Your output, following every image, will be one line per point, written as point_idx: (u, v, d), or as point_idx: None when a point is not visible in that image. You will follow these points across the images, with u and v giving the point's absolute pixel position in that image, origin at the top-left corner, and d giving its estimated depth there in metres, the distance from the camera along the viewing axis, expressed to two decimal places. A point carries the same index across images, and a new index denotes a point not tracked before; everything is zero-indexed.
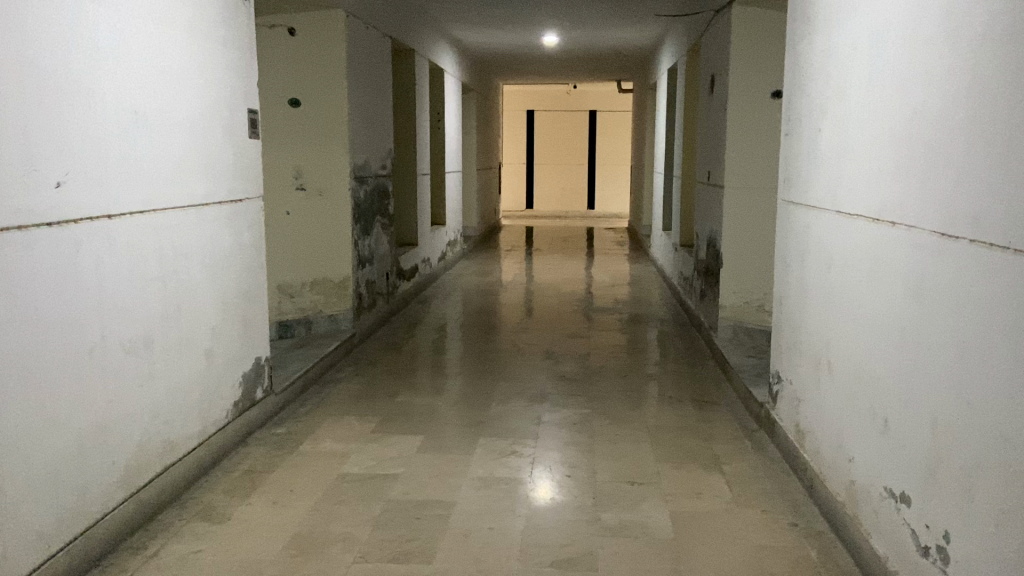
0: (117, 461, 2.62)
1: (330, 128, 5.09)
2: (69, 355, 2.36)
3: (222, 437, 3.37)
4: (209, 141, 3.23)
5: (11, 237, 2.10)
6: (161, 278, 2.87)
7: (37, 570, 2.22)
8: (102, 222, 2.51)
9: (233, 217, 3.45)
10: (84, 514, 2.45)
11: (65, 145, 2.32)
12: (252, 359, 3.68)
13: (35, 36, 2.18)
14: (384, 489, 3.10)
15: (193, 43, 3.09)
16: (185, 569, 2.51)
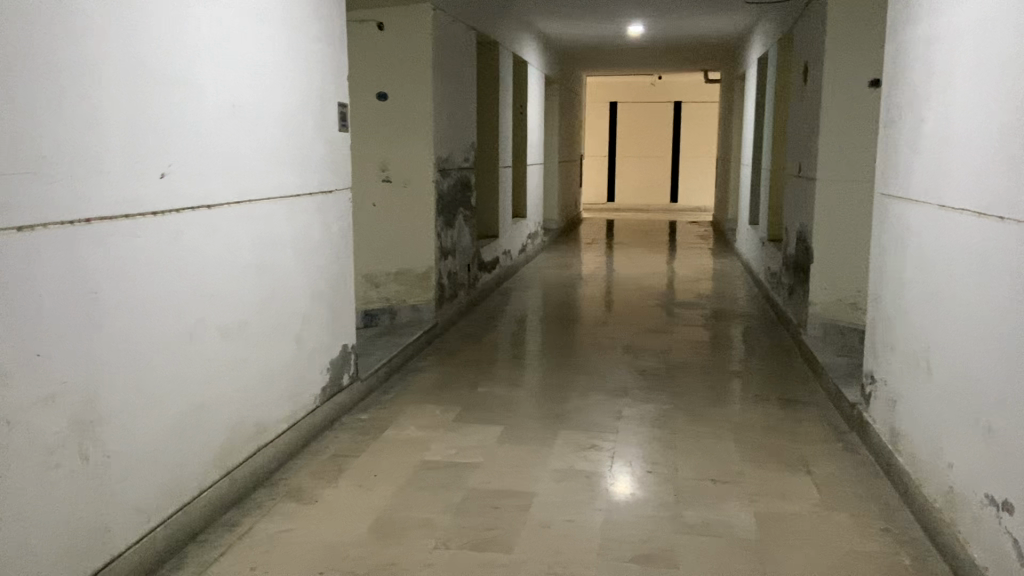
0: (213, 441, 2.73)
1: (416, 121, 5.17)
2: (170, 338, 2.47)
3: (310, 421, 3.48)
4: (303, 134, 3.33)
5: (118, 225, 2.21)
6: (256, 267, 2.98)
7: (139, 542, 2.35)
8: (202, 212, 2.62)
9: (324, 208, 3.55)
10: (183, 490, 2.57)
11: (169, 138, 2.43)
12: (339, 346, 3.78)
13: (142, 33, 2.29)
14: (465, 477, 3.14)
15: (289, 38, 3.19)
16: (275, 547, 2.61)
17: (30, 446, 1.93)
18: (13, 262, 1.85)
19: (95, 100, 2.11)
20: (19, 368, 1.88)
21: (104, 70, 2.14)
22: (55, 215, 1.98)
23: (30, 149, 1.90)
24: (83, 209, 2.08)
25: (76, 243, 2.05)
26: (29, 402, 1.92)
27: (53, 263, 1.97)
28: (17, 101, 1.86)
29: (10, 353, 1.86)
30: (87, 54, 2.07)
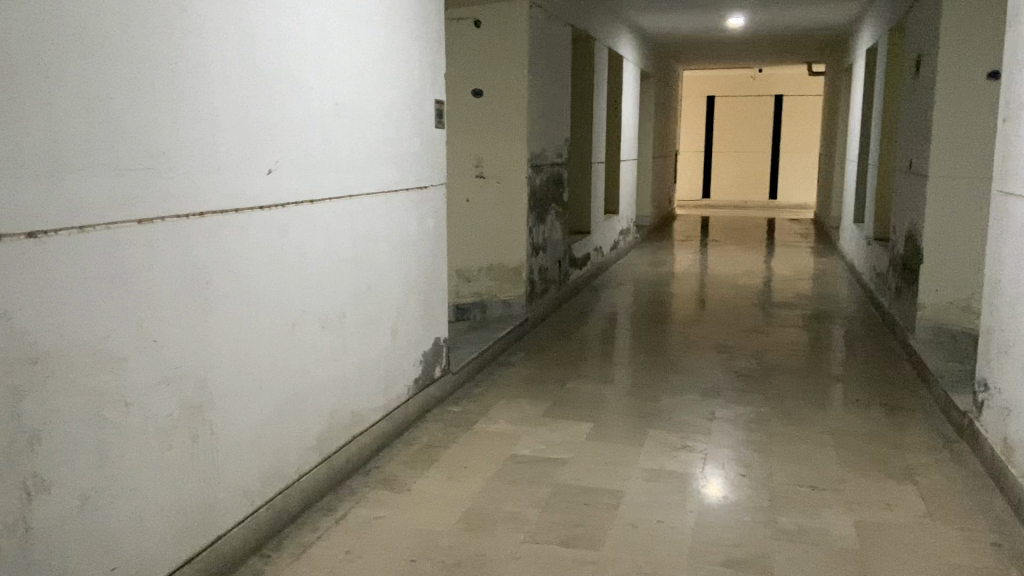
0: (311, 427, 2.83)
1: (511, 118, 5.22)
2: (274, 328, 2.58)
3: (403, 411, 3.56)
4: (401, 131, 3.40)
5: (227, 218, 2.31)
6: (354, 260, 3.06)
7: (242, 522, 2.46)
8: (306, 207, 2.71)
9: (420, 203, 3.62)
10: (283, 474, 2.68)
11: (275, 135, 2.53)
12: (432, 339, 3.85)
13: (252, 34, 2.39)
14: (554, 473, 3.15)
15: (389, 37, 3.26)
16: (368, 532, 2.68)
17: (146, 427, 2.05)
18: (132, 253, 1.96)
19: (208, 100, 2.21)
20: (137, 352, 2.00)
21: (216, 70, 2.24)
22: (172, 209, 2.09)
23: (149, 146, 2.01)
24: (196, 204, 2.18)
25: (190, 236, 2.16)
26: (145, 385, 2.04)
27: (169, 255, 2.09)
28: (138, 100, 1.97)
29: (130, 339, 1.98)
30: (201, 55, 2.18)
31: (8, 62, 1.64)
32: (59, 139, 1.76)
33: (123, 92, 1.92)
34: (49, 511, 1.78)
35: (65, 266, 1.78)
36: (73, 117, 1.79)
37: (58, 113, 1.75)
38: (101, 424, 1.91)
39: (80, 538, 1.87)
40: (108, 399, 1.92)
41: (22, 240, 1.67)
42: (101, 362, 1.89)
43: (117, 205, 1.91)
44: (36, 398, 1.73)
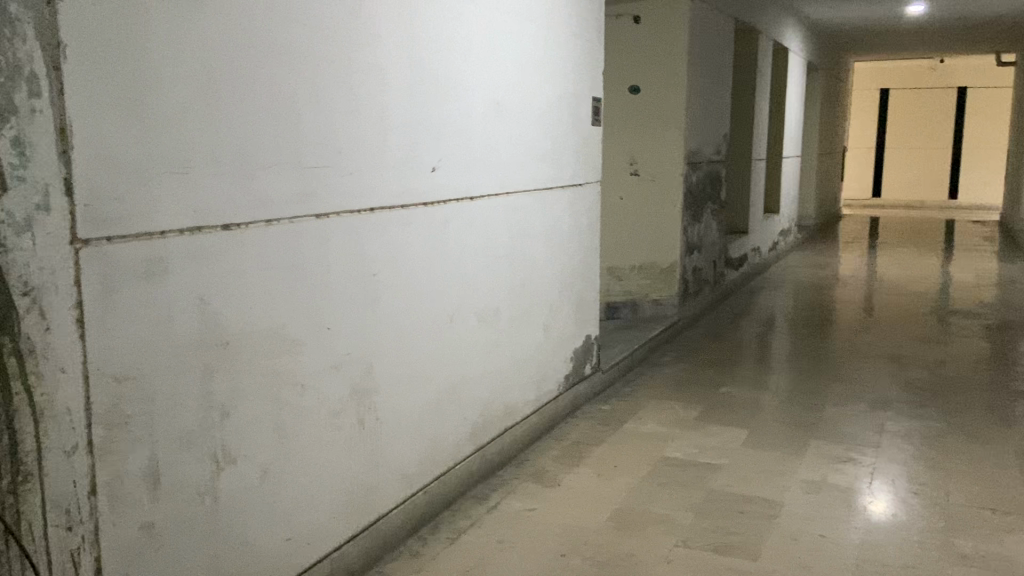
0: (467, 417, 2.91)
1: (669, 115, 5.14)
2: (434, 321, 2.67)
3: (553, 407, 3.59)
4: (559, 129, 3.43)
5: (394, 214, 2.42)
6: (510, 256, 3.12)
7: (401, 505, 2.57)
8: (466, 204, 2.79)
9: (574, 200, 3.63)
10: (440, 461, 2.78)
11: (440, 134, 2.62)
12: (583, 336, 3.85)
13: (422, 36, 2.48)
14: (708, 478, 3.07)
15: (550, 37, 3.29)
16: (519, 523, 2.73)
17: (319, 409, 2.19)
18: (309, 244, 2.10)
19: (379, 101, 2.32)
20: (312, 338, 2.13)
21: (387, 73, 2.34)
22: (345, 204, 2.21)
23: (326, 145, 2.13)
24: (367, 199, 2.30)
25: (360, 230, 2.28)
26: (318, 369, 2.17)
27: (342, 248, 2.21)
28: (318, 101, 2.09)
29: (306, 326, 2.11)
30: (374, 58, 2.28)
31: (210, 68, 1.78)
32: (250, 139, 1.90)
33: (306, 94, 2.05)
34: (234, 482, 1.93)
35: (252, 257, 1.92)
36: (263, 117, 1.93)
37: (250, 114, 1.89)
38: (280, 404, 2.05)
39: (259, 508, 2.02)
40: (286, 380, 2.06)
41: (216, 232, 1.82)
42: (282, 346, 2.04)
43: (298, 200, 2.05)
44: (225, 377, 1.88)
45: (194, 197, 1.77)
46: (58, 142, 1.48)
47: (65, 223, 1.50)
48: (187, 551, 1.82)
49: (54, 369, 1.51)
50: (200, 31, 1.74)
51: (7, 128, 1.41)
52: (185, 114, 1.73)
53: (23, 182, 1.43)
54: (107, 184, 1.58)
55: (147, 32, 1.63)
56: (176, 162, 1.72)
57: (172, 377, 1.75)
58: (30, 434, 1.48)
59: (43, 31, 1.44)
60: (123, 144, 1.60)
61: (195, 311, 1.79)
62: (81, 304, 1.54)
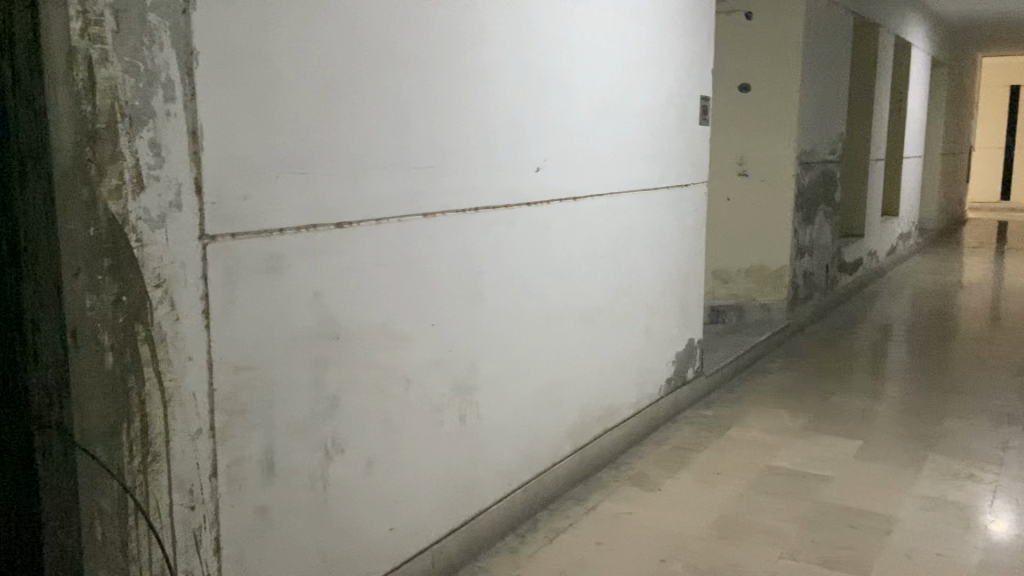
0: (566, 418, 2.91)
1: (779, 114, 5.01)
2: (535, 321, 2.68)
3: (654, 411, 3.54)
4: (665, 128, 3.37)
5: (498, 214, 2.45)
6: (612, 256, 3.10)
7: (500, 501, 2.60)
8: (569, 204, 2.79)
9: (679, 201, 3.57)
10: (539, 460, 2.79)
11: (546, 135, 2.63)
12: (686, 340, 3.79)
13: (530, 37, 2.50)
14: (816, 490, 2.96)
15: (657, 34, 3.24)
16: (618, 526, 2.71)
17: (423, 404, 2.24)
18: (416, 243, 2.15)
19: (487, 103, 2.35)
20: (417, 334, 2.19)
21: (495, 75, 2.37)
22: (452, 204, 2.26)
23: (435, 146, 2.18)
24: (473, 199, 2.33)
25: (466, 229, 2.32)
26: (423, 365, 2.22)
27: (448, 247, 2.26)
28: (429, 105, 2.14)
29: (412, 322, 2.17)
30: (481, 58, 2.31)
31: (328, 72, 1.85)
32: (364, 140, 1.96)
33: (416, 95, 2.10)
34: (343, 471, 2.01)
35: (363, 254, 1.99)
36: (376, 119, 1.99)
37: (364, 116, 1.95)
38: (387, 397, 2.11)
39: (366, 497, 2.09)
40: (393, 374, 2.12)
41: (330, 229, 1.89)
42: (388, 341, 2.09)
43: (406, 199, 2.10)
44: (337, 369, 1.95)
45: (311, 197, 1.84)
46: (189, 143, 1.57)
47: (194, 220, 1.59)
48: (298, 535, 1.91)
49: (182, 357, 1.60)
50: (319, 37, 1.81)
51: (145, 131, 1.50)
52: (304, 116, 1.80)
53: (158, 181, 1.53)
54: (232, 184, 1.67)
55: (271, 39, 1.71)
56: (294, 163, 1.79)
57: (287, 368, 1.83)
58: (160, 418, 1.58)
59: (178, 39, 1.53)
60: (246, 145, 1.69)
61: (310, 305, 1.86)
62: (207, 295, 1.63)
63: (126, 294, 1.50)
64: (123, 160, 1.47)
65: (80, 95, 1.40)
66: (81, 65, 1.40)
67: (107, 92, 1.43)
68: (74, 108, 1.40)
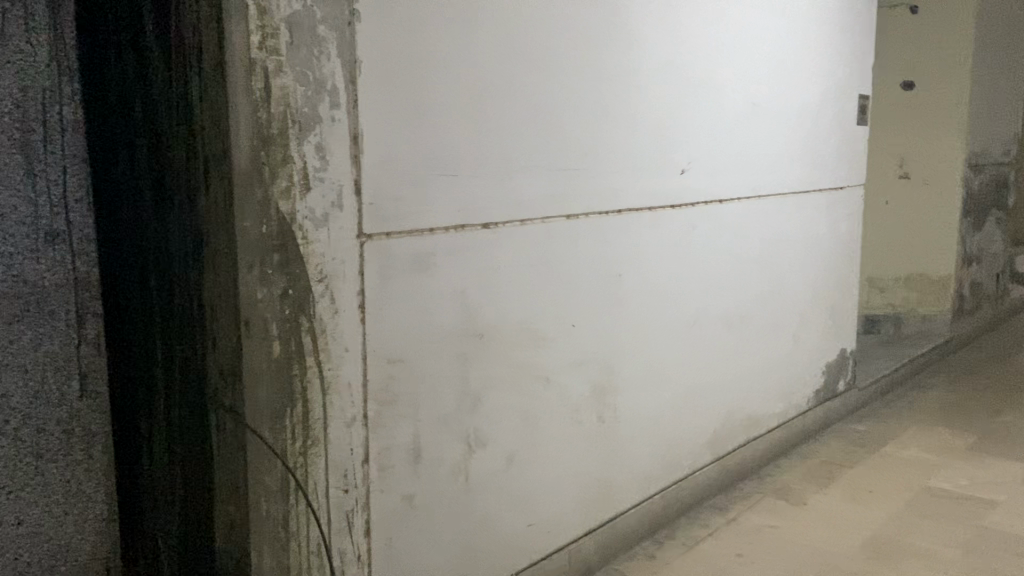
0: (707, 424, 2.86)
1: (948, 112, 4.70)
2: (676, 325, 2.65)
3: (801, 422, 3.40)
4: (819, 128, 3.24)
5: (641, 216, 2.43)
6: (759, 260, 3.01)
7: (637, 505, 2.58)
8: (714, 206, 2.73)
9: (833, 205, 3.42)
10: (678, 465, 2.75)
11: (692, 136, 2.59)
12: (837, 349, 3.61)
13: (679, 36, 2.47)
14: (980, 514, 2.76)
15: (813, 31, 3.12)
16: (760, 538, 2.63)
17: (563, 403, 2.27)
18: (559, 244, 2.18)
19: (633, 104, 2.35)
20: (558, 334, 2.22)
21: (642, 75, 2.36)
22: (596, 206, 2.27)
23: (580, 148, 2.20)
24: (616, 201, 2.33)
25: (608, 231, 2.32)
26: (563, 364, 2.25)
27: (590, 248, 2.27)
28: (574, 107, 2.16)
29: (553, 322, 2.20)
30: (628, 60, 2.31)
31: (477, 75, 1.90)
32: (511, 143, 2.01)
33: (562, 97, 2.12)
34: (485, 464, 2.06)
35: (506, 253, 2.04)
36: (522, 122, 2.03)
37: (512, 118, 2.00)
38: (527, 395, 2.15)
39: (506, 491, 2.13)
40: (534, 372, 2.16)
41: (476, 229, 1.95)
42: (529, 340, 2.13)
43: (550, 201, 2.13)
44: (481, 365, 2.01)
45: (459, 198, 1.91)
46: (351, 147, 1.67)
47: (353, 219, 1.69)
48: (441, 524, 1.97)
49: (340, 348, 1.70)
50: (471, 43, 1.88)
51: (313, 135, 1.59)
52: (454, 118, 1.87)
53: (323, 182, 1.62)
54: (388, 185, 1.76)
55: (425, 45, 1.78)
56: (444, 165, 1.86)
57: (434, 362, 1.90)
58: (319, 404, 1.67)
59: (343, 49, 1.62)
60: (400, 148, 1.77)
61: (456, 302, 1.93)
62: (362, 290, 1.73)
63: (292, 288, 1.60)
64: (293, 163, 1.56)
65: (257, 103, 1.50)
66: (259, 75, 1.49)
67: (281, 99, 1.52)
68: (252, 115, 1.49)
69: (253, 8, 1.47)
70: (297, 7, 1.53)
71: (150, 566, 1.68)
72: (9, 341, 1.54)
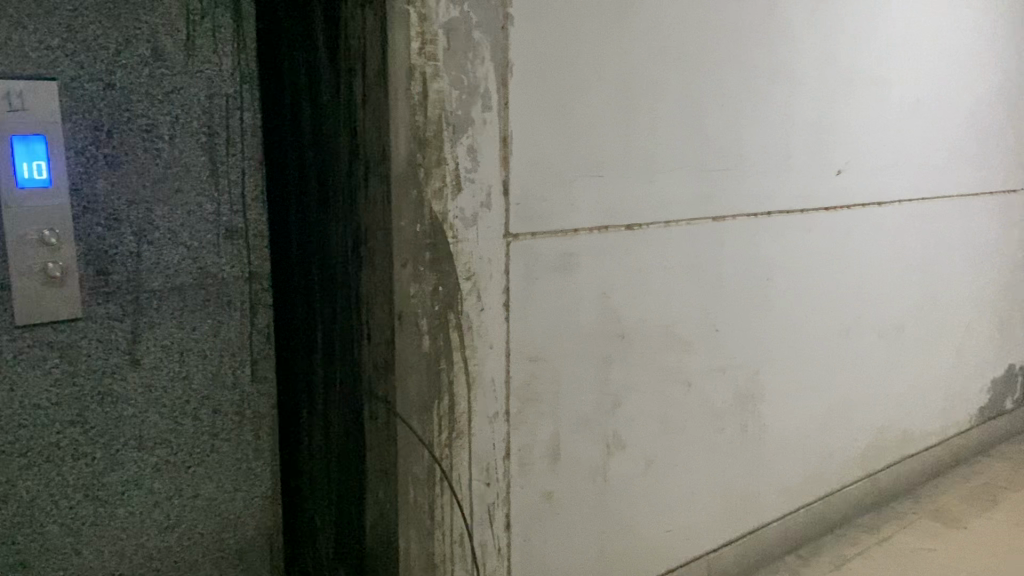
0: (858, 438, 2.72)
1: None
2: (827, 332, 2.54)
3: (961, 441, 3.18)
4: (990, 127, 3.02)
5: (792, 219, 2.35)
6: (920, 267, 2.83)
7: (780, 518, 2.49)
8: (872, 209, 2.60)
9: (1005, 209, 3.17)
10: (825, 480, 2.63)
11: (850, 135, 2.47)
12: (1005, 365, 3.35)
13: (837, 32, 2.37)
14: None
15: (986, 23, 2.91)
16: (915, 561, 2.48)
17: (705, 409, 2.22)
18: (705, 246, 2.14)
19: (786, 103, 2.27)
20: (702, 338, 2.18)
21: (798, 72, 2.29)
22: (744, 208, 2.21)
23: (730, 149, 2.15)
24: (765, 203, 2.26)
25: (756, 233, 2.26)
26: (706, 369, 2.20)
27: (737, 251, 2.22)
28: (724, 106, 2.12)
29: (696, 326, 2.16)
30: (783, 58, 2.24)
31: (628, 75, 1.90)
32: (658, 144, 1.99)
33: (712, 96, 2.09)
34: (624, 467, 2.06)
35: (651, 254, 2.02)
36: (671, 122, 2.01)
37: (661, 119, 1.99)
38: (668, 399, 2.13)
39: (645, 494, 2.12)
40: (675, 376, 2.13)
41: (621, 230, 1.95)
42: (671, 343, 2.11)
43: (697, 202, 2.10)
44: (622, 366, 2.01)
45: (605, 198, 1.91)
46: (500, 148, 1.71)
47: (501, 220, 1.73)
48: (579, 524, 1.98)
49: (485, 344, 1.74)
50: (622, 44, 1.88)
51: (466, 137, 1.64)
52: (603, 120, 1.88)
53: (473, 183, 1.67)
54: (536, 186, 1.79)
55: (576, 47, 1.80)
56: (590, 165, 1.87)
57: (576, 362, 1.91)
58: (464, 398, 1.72)
59: (496, 53, 1.67)
60: (548, 150, 1.80)
61: (599, 303, 1.94)
62: (508, 289, 1.77)
63: (442, 285, 1.65)
64: (446, 165, 1.62)
65: (414, 106, 1.55)
66: (418, 79, 1.55)
67: (436, 103, 1.58)
68: (409, 118, 1.55)
69: (413, 15, 1.53)
70: (455, 13, 1.59)
71: (308, 537, 1.80)
72: (192, 329, 1.62)
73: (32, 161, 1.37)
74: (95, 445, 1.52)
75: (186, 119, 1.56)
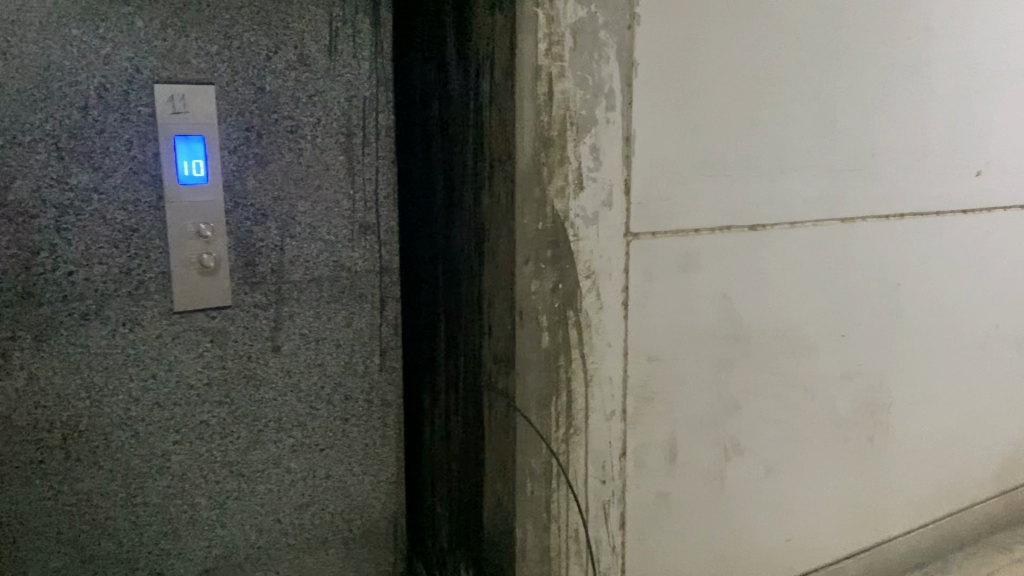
0: (994, 454, 2.57)
1: None
2: (962, 342, 2.41)
3: None
4: None
5: (926, 221, 2.25)
6: None
7: (907, 533, 2.39)
8: (1014, 213, 2.45)
9: None
10: (957, 496, 2.50)
11: (991, 134, 2.35)
12: None
13: (980, 25, 2.25)
14: None
15: None
16: None
17: (829, 416, 2.16)
18: (831, 247, 2.08)
19: (922, 100, 2.17)
20: (826, 343, 2.11)
21: (937, 67, 2.19)
22: (874, 210, 2.13)
23: (861, 148, 2.08)
24: (898, 204, 2.17)
25: (887, 235, 2.17)
26: (830, 375, 2.14)
27: (865, 254, 2.14)
28: (856, 104, 2.05)
29: (821, 330, 2.10)
30: (919, 53, 2.15)
31: (756, 72, 1.88)
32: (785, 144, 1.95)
33: (843, 94, 2.03)
34: (742, 471, 2.02)
35: (775, 256, 1.98)
36: (799, 121, 1.96)
37: (789, 118, 1.95)
38: (789, 405, 2.08)
39: (763, 500, 2.08)
40: (797, 381, 2.08)
41: (744, 231, 1.92)
42: (793, 348, 2.06)
43: (825, 203, 2.04)
44: (741, 369, 1.98)
45: (729, 198, 1.89)
46: (623, 147, 1.71)
47: (622, 219, 1.74)
48: (695, 526, 1.97)
49: (603, 342, 1.75)
50: (749, 43, 1.86)
51: (589, 137, 1.66)
52: (728, 119, 1.86)
53: (595, 182, 1.69)
54: (657, 186, 1.79)
55: (702, 47, 1.79)
56: (714, 165, 1.85)
57: (694, 363, 1.90)
58: (581, 395, 1.74)
59: (621, 52, 1.68)
60: (672, 149, 1.79)
61: (720, 304, 1.91)
62: (627, 288, 1.77)
63: (562, 282, 1.67)
64: (569, 164, 1.64)
65: (540, 105, 1.58)
66: (544, 79, 1.58)
67: (561, 103, 1.61)
68: (535, 117, 1.58)
69: (542, 16, 1.56)
70: (582, 13, 1.61)
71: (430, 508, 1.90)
72: (327, 319, 1.70)
73: (191, 160, 1.49)
74: (240, 425, 1.63)
75: (327, 121, 1.65)
